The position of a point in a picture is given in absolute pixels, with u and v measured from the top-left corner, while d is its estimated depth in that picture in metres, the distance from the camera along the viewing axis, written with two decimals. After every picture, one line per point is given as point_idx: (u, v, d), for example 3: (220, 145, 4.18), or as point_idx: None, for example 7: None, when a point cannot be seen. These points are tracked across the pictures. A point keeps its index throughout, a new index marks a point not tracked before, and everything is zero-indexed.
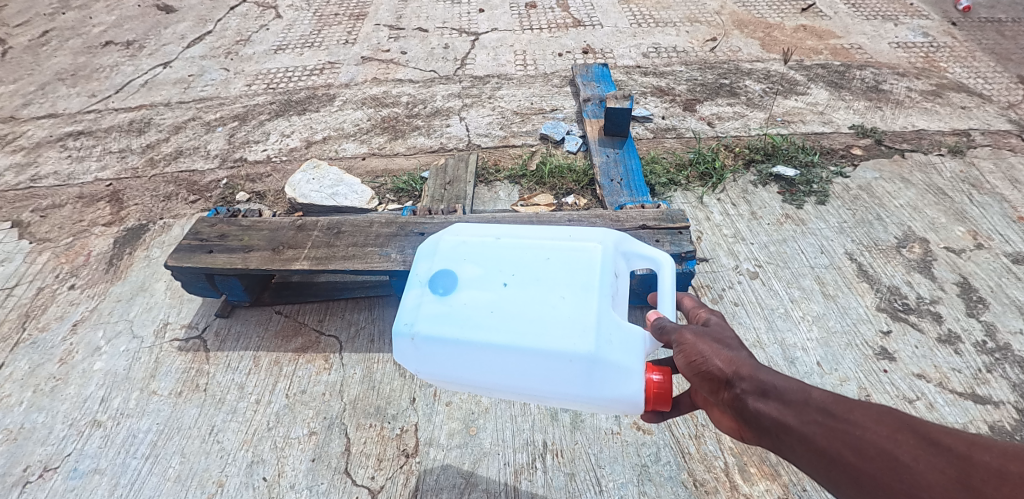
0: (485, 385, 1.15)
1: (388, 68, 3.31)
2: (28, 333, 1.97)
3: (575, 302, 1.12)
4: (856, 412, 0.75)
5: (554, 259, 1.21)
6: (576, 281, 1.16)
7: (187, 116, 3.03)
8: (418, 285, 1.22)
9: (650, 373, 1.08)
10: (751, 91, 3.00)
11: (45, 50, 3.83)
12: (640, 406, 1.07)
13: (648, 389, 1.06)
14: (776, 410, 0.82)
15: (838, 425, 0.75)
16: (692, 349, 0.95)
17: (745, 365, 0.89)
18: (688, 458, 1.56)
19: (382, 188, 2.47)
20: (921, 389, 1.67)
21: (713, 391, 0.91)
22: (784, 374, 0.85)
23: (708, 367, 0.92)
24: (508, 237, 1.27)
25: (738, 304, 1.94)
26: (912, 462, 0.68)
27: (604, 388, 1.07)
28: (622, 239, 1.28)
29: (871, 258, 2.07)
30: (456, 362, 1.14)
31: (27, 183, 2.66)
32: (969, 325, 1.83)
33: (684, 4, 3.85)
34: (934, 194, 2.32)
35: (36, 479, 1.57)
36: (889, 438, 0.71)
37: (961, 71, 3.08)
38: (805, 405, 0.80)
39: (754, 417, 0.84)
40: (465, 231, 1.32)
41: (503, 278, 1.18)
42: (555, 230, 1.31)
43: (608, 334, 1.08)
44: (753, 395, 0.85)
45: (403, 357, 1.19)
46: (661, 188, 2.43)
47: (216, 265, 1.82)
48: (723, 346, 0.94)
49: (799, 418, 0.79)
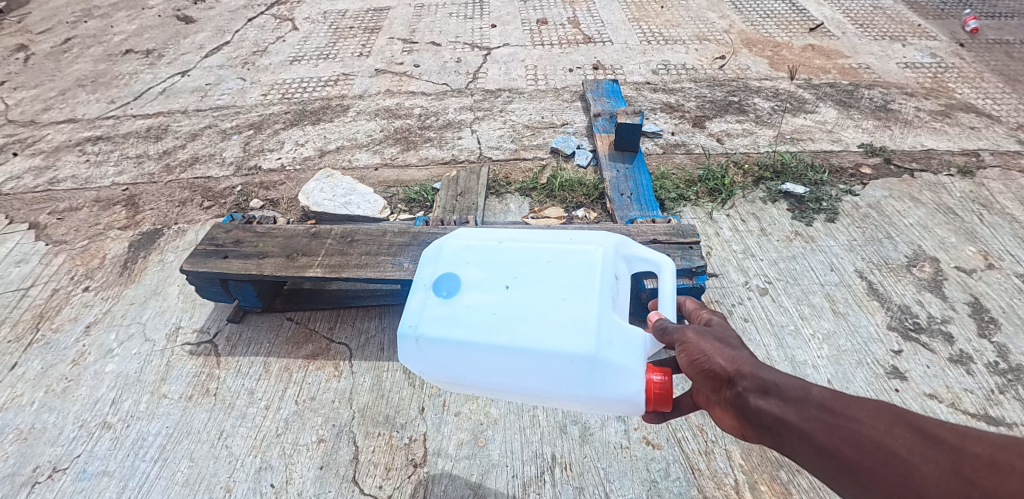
0: (488, 387, 1.16)
1: (402, 81, 3.36)
2: (42, 334, 1.98)
3: (576, 303, 1.13)
4: (854, 407, 0.75)
5: (555, 261, 1.21)
6: (577, 282, 1.17)
7: (204, 124, 3.08)
8: (422, 288, 1.23)
9: (651, 374, 1.07)
10: (760, 109, 3.03)
11: (66, 57, 3.91)
12: (640, 407, 1.07)
13: (648, 390, 1.06)
14: (776, 407, 0.82)
15: (835, 420, 0.75)
16: (694, 348, 0.95)
17: (746, 364, 0.89)
18: (698, 474, 1.54)
19: (394, 198, 2.49)
20: (933, 409, 1.66)
21: (715, 389, 0.92)
22: (785, 371, 0.86)
23: (710, 365, 0.93)
24: (510, 240, 1.28)
25: (747, 320, 1.94)
26: (908, 455, 0.68)
27: (606, 388, 1.07)
28: (622, 242, 1.29)
29: (881, 276, 2.07)
30: (460, 363, 1.15)
31: (46, 186, 2.70)
32: (981, 345, 1.82)
33: (693, 22, 3.91)
34: (944, 214, 2.32)
35: (45, 480, 1.57)
36: (886, 432, 0.71)
37: (969, 92, 3.11)
38: (804, 401, 0.80)
39: (756, 414, 0.84)
40: (468, 235, 1.33)
41: (505, 281, 1.19)
42: (556, 233, 1.32)
43: (609, 334, 1.09)
44: (754, 393, 0.85)
45: (407, 359, 1.20)
46: (671, 203, 2.44)
47: (231, 270, 1.84)
48: (725, 345, 0.95)
49: (799, 414, 0.79)
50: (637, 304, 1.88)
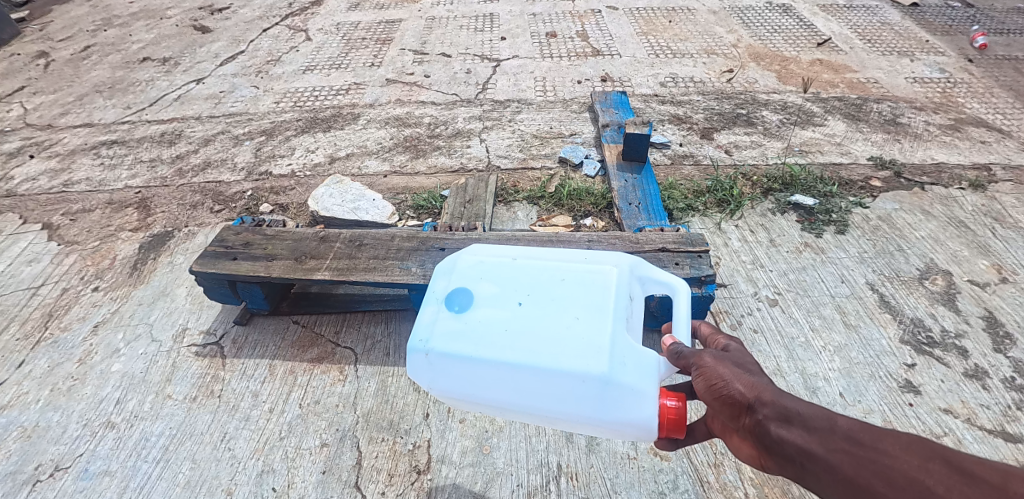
0: (497, 404, 1.14)
1: (412, 91, 3.40)
2: (50, 333, 1.99)
3: (589, 323, 1.12)
4: (884, 440, 0.73)
5: (569, 280, 1.21)
6: (590, 302, 1.16)
7: (217, 130, 3.12)
8: (435, 301, 1.23)
9: (665, 399, 1.05)
10: (769, 121, 3.03)
11: (85, 64, 4.00)
12: (654, 432, 1.04)
13: (662, 414, 1.03)
14: (799, 437, 0.80)
15: (865, 453, 0.73)
16: (712, 373, 0.94)
17: (767, 391, 0.87)
18: (707, 487, 1.51)
19: (403, 205, 2.50)
20: (948, 425, 1.62)
21: (734, 416, 0.90)
22: (808, 400, 0.83)
23: (729, 391, 0.91)
24: (525, 258, 1.28)
25: (757, 331, 1.92)
26: (944, 493, 0.65)
27: (617, 410, 1.05)
28: (638, 263, 1.28)
29: (893, 289, 2.05)
30: (470, 380, 1.14)
31: (60, 188, 2.73)
32: (996, 360, 1.78)
33: (701, 37, 3.94)
34: (956, 227, 2.30)
35: (47, 479, 1.57)
36: (920, 467, 0.69)
37: (979, 107, 3.10)
38: (830, 432, 0.78)
39: (778, 444, 0.82)
40: (484, 251, 1.33)
41: (518, 297, 1.19)
42: (572, 253, 1.32)
43: (622, 356, 1.08)
44: (776, 422, 0.83)
45: (417, 372, 1.19)
46: (679, 213, 2.44)
47: (239, 272, 1.84)
48: (744, 371, 0.93)
49: (824, 446, 0.77)
50: (645, 314, 1.86)
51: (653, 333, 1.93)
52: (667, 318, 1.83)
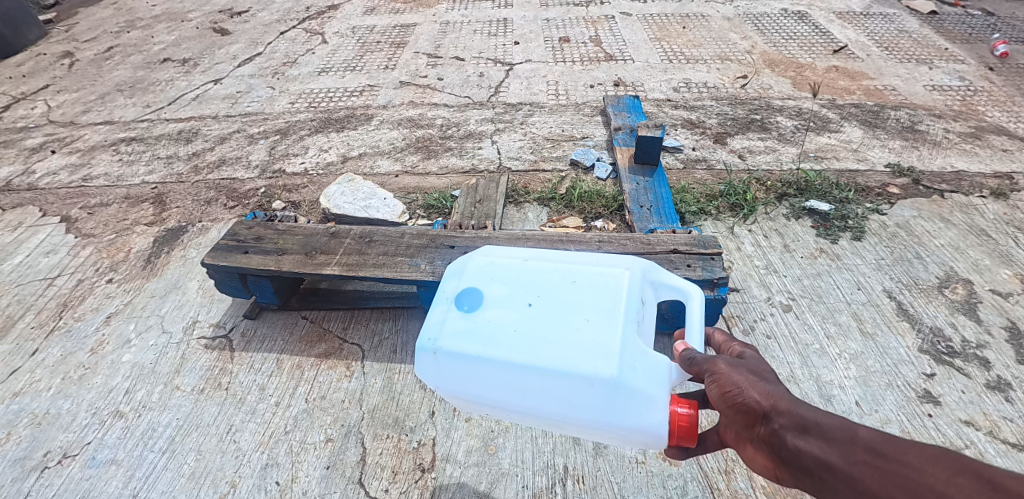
0: (503, 407, 1.13)
1: (425, 93, 3.43)
2: (64, 322, 2.02)
3: (599, 326, 1.10)
4: (908, 453, 0.70)
5: (580, 282, 1.20)
6: (601, 305, 1.14)
7: (233, 129, 3.17)
8: (444, 302, 1.22)
9: (676, 406, 1.03)
10: (783, 127, 3.00)
11: (108, 63, 4.10)
12: (664, 439, 1.02)
13: (672, 422, 1.01)
14: (818, 448, 0.77)
15: (888, 466, 0.70)
16: (725, 379, 0.91)
17: (783, 400, 0.85)
18: (717, 494, 1.47)
19: (414, 204, 2.51)
20: (969, 437, 1.57)
21: (748, 425, 0.87)
22: (827, 410, 0.81)
23: (744, 399, 0.88)
24: (536, 260, 1.27)
25: (770, 337, 1.88)
26: None
27: (627, 415, 1.03)
28: (651, 267, 1.26)
29: (911, 297, 2.00)
30: (477, 381, 1.12)
31: (79, 182, 2.79)
32: (1020, 372, 1.72)
33: (714, 43, 3.93)
34: (977, 235, 2.25)
35: (54, 465, 1.58)
36: (948, 481, 0.65)
37: (1000, 115, 3.04)
38: (850, 443, 0.75)
39: (795, 455, 0.79)
40: (494, 252, 1.32)
41: (528, 298, 1.17)
42: (583, 255, 1.31)
43: (632, 360, 1.05)
44: (791, 431, 0.80)
45: (425, 372, 1.18)
46: (691, 217, 2.41)
47: (250, 265, 1.86)
48: (759, 379, 0.90)
49: (843, 457, 0.74)
50: (655, 317, 1.83)
51: (663, 337, 1.91)
52: (677, 321, 1.80)
